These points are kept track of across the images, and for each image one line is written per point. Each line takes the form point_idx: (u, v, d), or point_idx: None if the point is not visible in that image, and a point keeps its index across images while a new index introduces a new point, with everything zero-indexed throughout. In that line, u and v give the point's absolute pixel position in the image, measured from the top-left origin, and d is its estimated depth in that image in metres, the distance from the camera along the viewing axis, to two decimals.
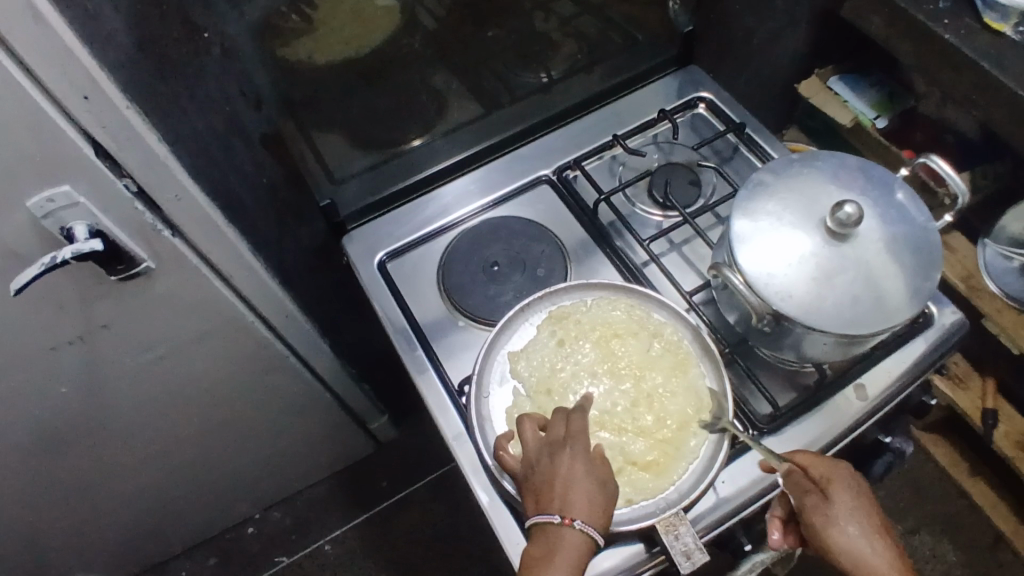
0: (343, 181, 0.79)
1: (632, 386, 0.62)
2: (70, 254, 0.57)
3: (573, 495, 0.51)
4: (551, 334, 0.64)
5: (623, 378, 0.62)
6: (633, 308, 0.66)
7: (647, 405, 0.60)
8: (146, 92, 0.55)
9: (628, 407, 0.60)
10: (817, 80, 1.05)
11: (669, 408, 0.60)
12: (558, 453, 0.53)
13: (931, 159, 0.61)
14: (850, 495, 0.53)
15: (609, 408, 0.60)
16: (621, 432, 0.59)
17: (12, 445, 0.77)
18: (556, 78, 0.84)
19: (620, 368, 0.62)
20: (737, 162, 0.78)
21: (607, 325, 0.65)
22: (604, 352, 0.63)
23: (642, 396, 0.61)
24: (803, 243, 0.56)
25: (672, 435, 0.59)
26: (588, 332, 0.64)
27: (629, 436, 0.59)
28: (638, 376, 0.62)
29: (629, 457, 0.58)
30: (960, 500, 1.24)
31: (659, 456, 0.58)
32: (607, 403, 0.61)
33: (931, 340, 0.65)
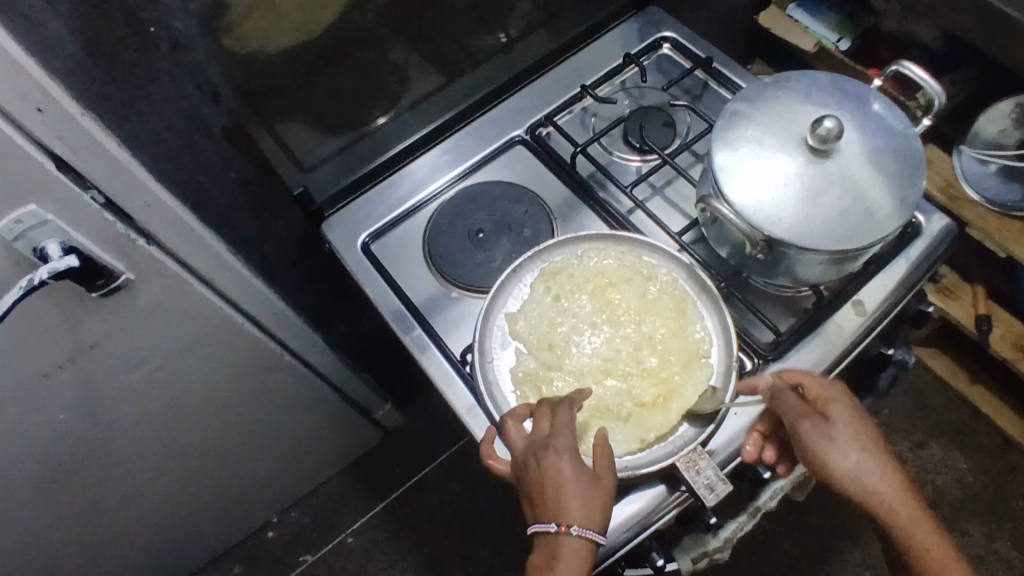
0: (313, 168, 0.77)
1: (633, 331, 0.61)
2: (47, 274, 0.56)
3: (565, 500, 0.50)
4: (547, 291, 0.63)
5: (623, 324, 0.62)
6: (624, 255, 0.65)
7: (650, 349, 0.60)
8: (100, 98, 0.53)
9: (632, 353, 0.60)
10: (776, 10, 1.06)
11: (672, 348, 0.60)
12: (544, 456, 0.52)
13: (903, 66, 0.61)
14: (848, 425, 0.54)
15: (613, 357, 0.60)
16: (629, 378, 0.59)
17: (17, 479, 0.76)
18: (515, 36, 0.82)
19: (619, 315, 0.62)
20: (708, 99, 0.77)
21: (600, 275, 0.64)
22: (601, 301, 0.63)
23: (643, 340, 0.61)
24: (786, 165, 0.56)
25: (678, 375, 0.59)
26: (582, 286, 0.64)
27: (635, 380, 0.59)
28: (637, 321, 0.62)
29: (636, 400, 0.58)
30: (964, 408, 1.26)
31: (666, 396, 0.58)
32: (610, 351, 0.61)
33: (921, 247, 0.66)
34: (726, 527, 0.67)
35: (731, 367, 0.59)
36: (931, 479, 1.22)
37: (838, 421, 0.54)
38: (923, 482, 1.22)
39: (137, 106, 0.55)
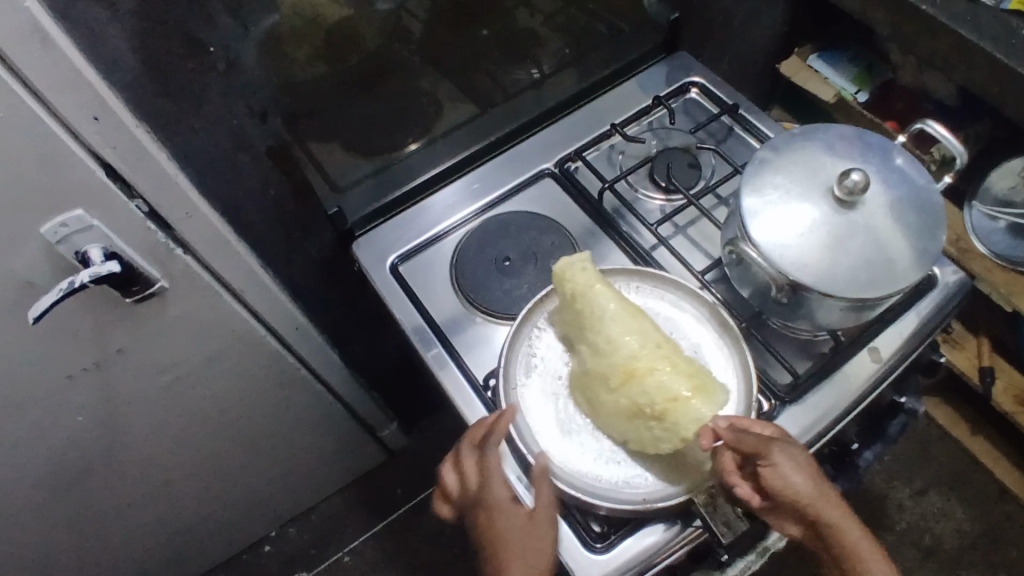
0: (347, 188, 0.78)
1: (646, 333, 0.58)
2: (88, 278, 0.57)
3: (505, 555, 0.56)
4: (563, 288, 0.61)
5: (638, 326, 0.59)
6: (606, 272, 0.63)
7: (666, 352, 0.58)
8: (154, 111, 0.55)
9: (659, 355, 0.57)
10: (798, 59, 1.08)
11: (685, 358, 0.58)
12: (481, 510, 0.58)
13: (927, 124, 0.63)
14: (799, 453, 0.55)
15: (634, 352, 0.57)
16: (658, 372, 0.56)
17: (31, 478, 0.76)
18: (547, 73, 0.85)
19: (635, 317, 0.59)
20: (733, 143, 0.80)
21: (603, 280, 0.61)
22: (617, 300, 0.60)
23: (659, 342, 0.58)
24: (812, 213, 0.57)
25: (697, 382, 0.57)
26: (594, 285, 0.60)
27: (665, 373, 0.56)
28: (645, 324, 0.59)
29: (667, 395, 0.55)
30: (966, 458, 1.27)
31: (698, 388, 0.56)
32: (635, 347, 0.58)
33: (936, 299, 0.67)
34: (736, 564, 0.64)
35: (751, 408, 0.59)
36: (931, 528, 1.23)
37: (795, 448, 0.55)
38: (922, 530, 1.23)
39: (187, 121, 0.57)
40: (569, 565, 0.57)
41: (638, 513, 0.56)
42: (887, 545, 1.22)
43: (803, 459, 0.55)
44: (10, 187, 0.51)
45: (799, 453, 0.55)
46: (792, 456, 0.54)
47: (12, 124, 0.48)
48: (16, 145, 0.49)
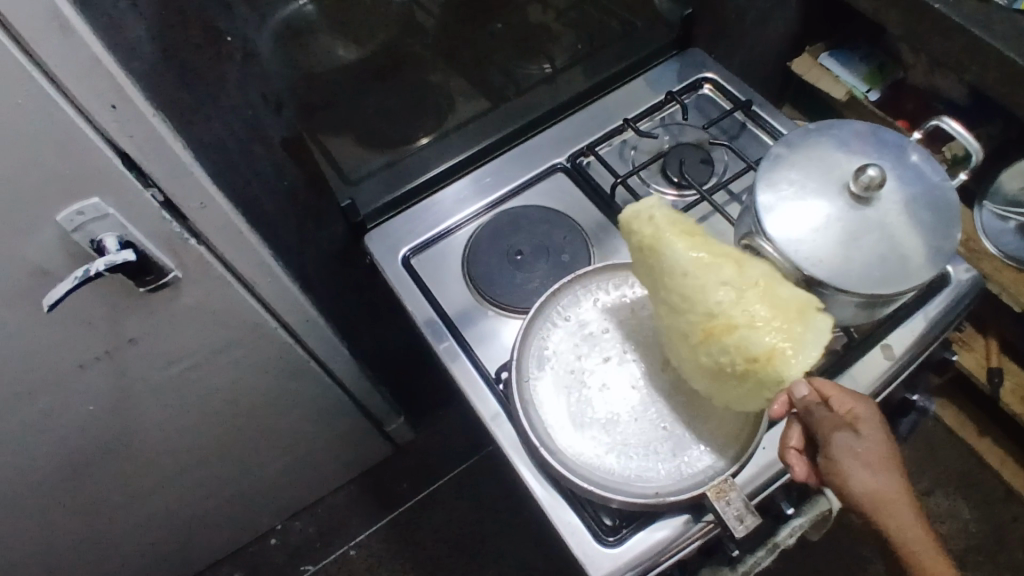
0: (359, 181, 0.78)
1: (732, 277, 0.54)
2: (103, 266, 0.57)
3: None
4: (634, 240, 0.59)
5: (725, 269, 0.55)
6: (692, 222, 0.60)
7: (758, 294, 0.53)
8: (171, 100, 0.55)
9: (742, 304, 0.53)
10: (808, 57, 1.08)
11: (784, 297, 0.53)
12: None
13: (943, 121, 0.62)
14: (869, 442, 0.53)
15: (713, 305, 0.54)
16: (739, 328, 0.53)
17: (41, 466, 0.77)
18: (559, 67, 0.85)
19: (721, 259, 0.55)
20: (746, 139, 0.79)
21: (682, 227, 0.58)
22: (698, 246, 0.56)
23: (749, 284, 0.54)
24: (828, 209, 0.57)
25: (795, 326, 0.52)
26: (667, 234, 0.57)
27: (746, 329, 0.53)
28: (735, 264, 0.55)
29: (746, 354, 0.53)
30: (973, 458, 1.27)
31: (782, 342, 0.52)
32: (717, 300, 0.54)
33: (949, 297, 0.67)
34: (753, 560, 0.63)
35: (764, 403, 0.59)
36: (937, 528, 1.23)
37: (867, 436, 0.53)
38: None
39: (203, 111, 0.57)
40: (580, 559, 0.58)
41: (649, 507, 0.56)
42: None
43: (868, 448, 0.53)
44: (28, 173, 0.51)
45: (869, 437, 0.53)
46: (856, 445, 0.53)
47: (30, 111, 0.48)
48: (35, 131, 0.49)
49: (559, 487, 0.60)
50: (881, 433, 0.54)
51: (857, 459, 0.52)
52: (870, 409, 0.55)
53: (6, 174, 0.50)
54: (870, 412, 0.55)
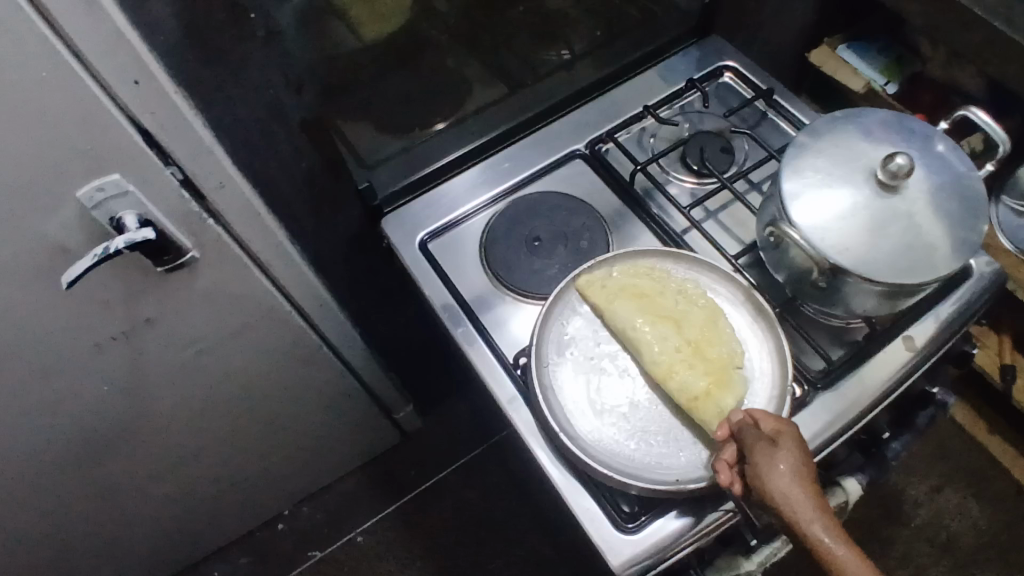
0: (376, 165, 0.78)
1: (672, 334, 0.60)
2: (123, 244, 0.57)
3: None
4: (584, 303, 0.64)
5: (666, 327, 0.60)
6: (649, 270, 0.65)
7: (692, 351, 0.59)
8: (193, 78, 0.54)
9: (678, 355, 0.59)
10: (826, 48, 1.06)
11: (713, 353, 0.59)
12: None
13: (970, 111, 0.62)
14: (791, 453, 0.47)
15: (654, 355, 0.59)
16: (677, 374, 0.58)
17: (54, 446, 0.77)
18: (577, 54, 0.83)
19: (662, 319, 0.61)
20: (766, 128, 0.79)
21: (632, 287, 0.63)
22: (641, 306, 0.61)
23: (686, 343, 0.59)
24: (854, 196, 0.57)
25: (726, 375, 0.58)
26: (615, 294, 0.62)
27: (684, 374, 0.58)
28: (674, 324, 0.61)
29: (689, 394, 0.57)
30: (983, 455, 1.27)
31: (714, 389, 0.57)
32: (658, 350, 0.59)
33: (971, 289, 0.67)
34: (763, 550, 0.64)
35: (786, 391, 0.58)
36: (946, 524, 1.23)
37: (786, 447, 0.47)
38: (936, 526, 1.23)
39: (224, 90, 0.57)
40: (599, 545, 0.57)
41: (670, 494, 0.56)
42: (901, 540, 1.22)
43: (776, 455, 0.47)
44: (49, 150, 0.51)
45: (782, 447, 0.48)
46: (774, 452, 0.47)
47: (53, 86, 0.48)
48: (58, 106, 0.49)
49: (578, 473, 0.60)
50: (804, 449, 0.48)
51: (771, 463, 0.46)
52: (796, 429, 0.50)
53: (28, 150, 0.50)
54: (794, 430, 0.49)
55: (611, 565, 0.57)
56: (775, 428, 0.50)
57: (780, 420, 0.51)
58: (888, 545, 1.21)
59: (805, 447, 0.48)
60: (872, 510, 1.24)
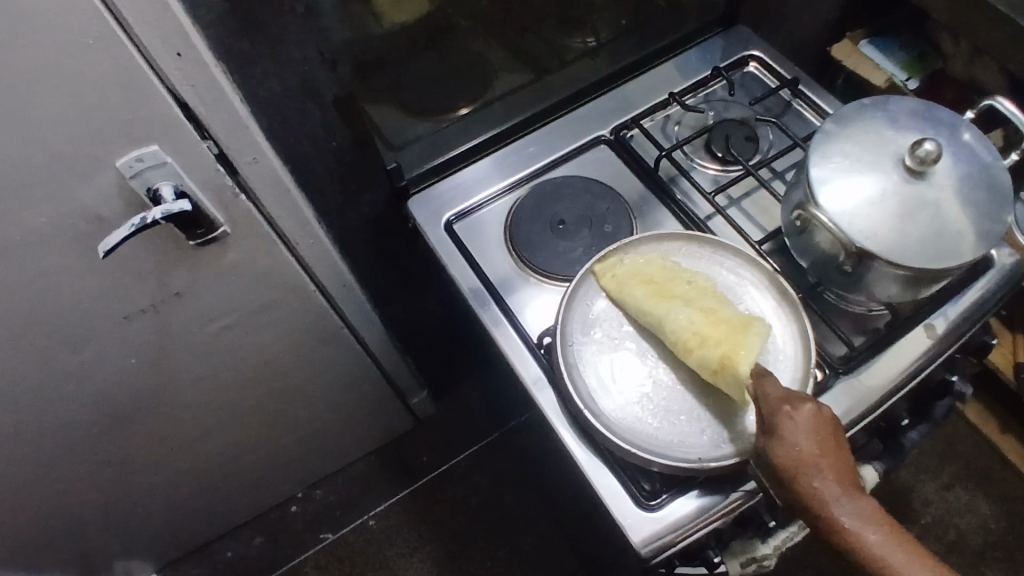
0: (404, 147, 0.78)
1: (686, 307, 0.58)
2: (160, 215, 0.58)
3: None
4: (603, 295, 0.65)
5: (677, 301, 0.59)
6: (662, 261, 0.64)
7: (705, 319, 0.57)
8: (233, 52, 0.55)
9: (691, 328, 0.57)
10: (849, 43, 1.05)
11: (727, 317, 0.57)
12: None
13: (996, 101, 0.63)
14: (799, 438, 0.49)
15: (672, 332, 0.58)
16: (694, 350, 0.56)
17: (80, 416, 0.78)
18: (603, 41, 0.84)
19: (675, 298, 0.60)
20: (791, 117, 0.80)
21: (642, 274, 0.63)
22: (652, 290, 0.61)
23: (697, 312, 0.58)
24: (882, 182, 0.57)
25: (740, 337, 0.55)
26: (628, 283, 0.63)
27: (699, 348, 0.56)
28: (685, 299, 0.59)
29: (707, 369, 0.55)
30: (993, 454, 1.27)
31: (730, 355, 0.54)
32: (675, 326, 0.58)
33: (992, 280, 0.67)
34: (777, 534, 0.66)
35: (809, 373, 0.59)
36: (955, 522, 1.23)
37: (791, 438, 0.49)
38: (946, 525, 1.23)
39: (262, 65, 0.57)
40: (620, 522, 0.58)
41: (692, 471, 0.57)
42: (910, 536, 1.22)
43: (775, 462, 0.49)
44: (93, 117, 0.52)
45: (778, 450, 0.49)
46: (782, 445, 0.49)
47: (98, 54, 0.48)
48: (103, 74, 0.50)
49: (600, 450, 0.61)
50: (797, 438, 0.49)
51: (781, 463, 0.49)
52: (791, 413, 0.50)
53: (73, 117, 0.51)
54: (789, 418, 0.50)
55: (632, 541, 0.58)
56: (770, 422, 0.51)
57: (776, 401, 0.51)
58: None
59: (804, 432, 0.49)
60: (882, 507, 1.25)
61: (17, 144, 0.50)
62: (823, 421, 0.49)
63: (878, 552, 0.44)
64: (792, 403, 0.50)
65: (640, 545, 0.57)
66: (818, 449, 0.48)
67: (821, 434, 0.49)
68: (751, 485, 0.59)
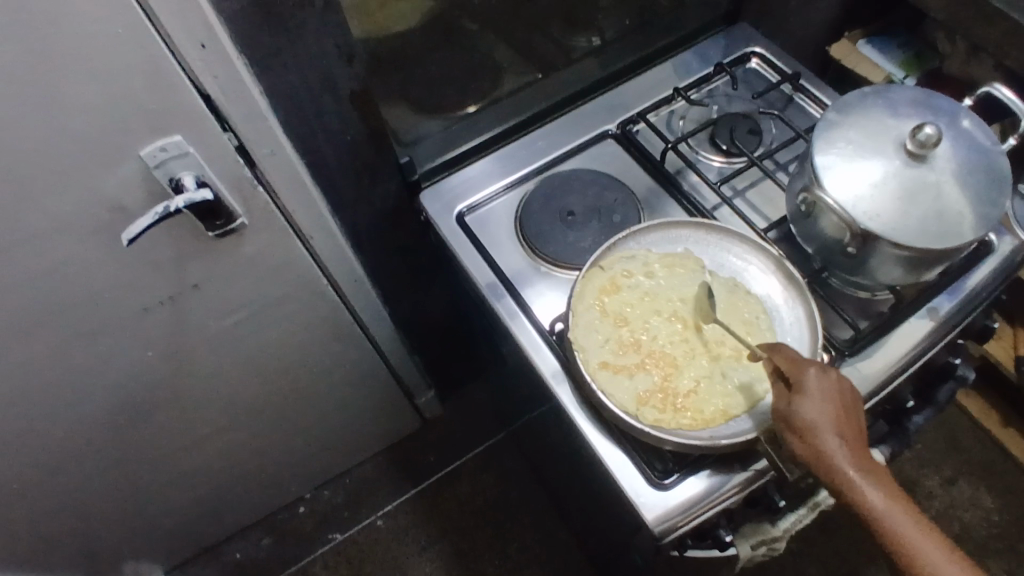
0: (414, 142, 0.80)
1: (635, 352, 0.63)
2: (182, 203, 0.60)
3: None
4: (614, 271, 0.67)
5: (634, 343, 0.64)
6: (677, 264, 0.68)
7: (645, 371, 0.62)
8: (253, 43, 0.57)
9: (634, 361, 0.63)
10: (847, 43, 1.07)
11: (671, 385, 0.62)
12: None
13: (994, 89, 0.66)
14: (813, 403, 0.51)
15: (627, 348, 0.63)
16: (635, 374, 0.62)
17: (95, 408, 0.79)
18: (608, 40, 0.87)
19: (635, 335, 0.64)
20: (793, 110, 0.82)
21: (643, 293, 0.66)
22: (628, 318, 0.65)
23: (642, 359, 0.63)
24: (883, 167, 0.59)
25: (664, 408, 0.60)
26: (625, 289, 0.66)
27: (638, 379, 0.62)
28: (638, 347, 0.64)
29: (638, 392, 0.61)
30: (995, 448, 1.30)
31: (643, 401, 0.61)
32: (625, 349, 0.63)
33: (994, 266, 0.69)
34: (788, 517, 0.67)
35: (816, 354, 0.61)
36: (959, 515, 1.25)
37: (804, 404, 0.51)
38: (950, 517, 1.25)
39: (281, 56, 0.59)
40: (633, 499, 0.59)
41: (703, 449, 0.58)
42: None
43: (799, 419, 0.51)
44: (120, 106, 0.53)
45: (806, 407, 0.51)
46: (795, 411, 0.52)
47: (127, 42, 0.50)
48: (131, 63, 0.51)
49: (612, 430, 0.62)
50: (824, 398, 0.51)
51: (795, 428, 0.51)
52: (818, 375, 0.52)
53: (100, 104, 0.52)
54: (817, 380, 0.52)
55: (645, 520, 0.59)
56: (796, 381, 0.53)
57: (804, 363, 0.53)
58: None
59: (830, 393, 0.52)
60: None
61: (46, 130, 0.52)
62: (833, 386, 0.52)
63: (884, 509, 0.47)
64: (817, 368, 0.53)
65: (653, 524, 0.58)
66: (842, 412, 0.51)
67: (835, 399, 0.51)
68: (762, 465, 0.60)
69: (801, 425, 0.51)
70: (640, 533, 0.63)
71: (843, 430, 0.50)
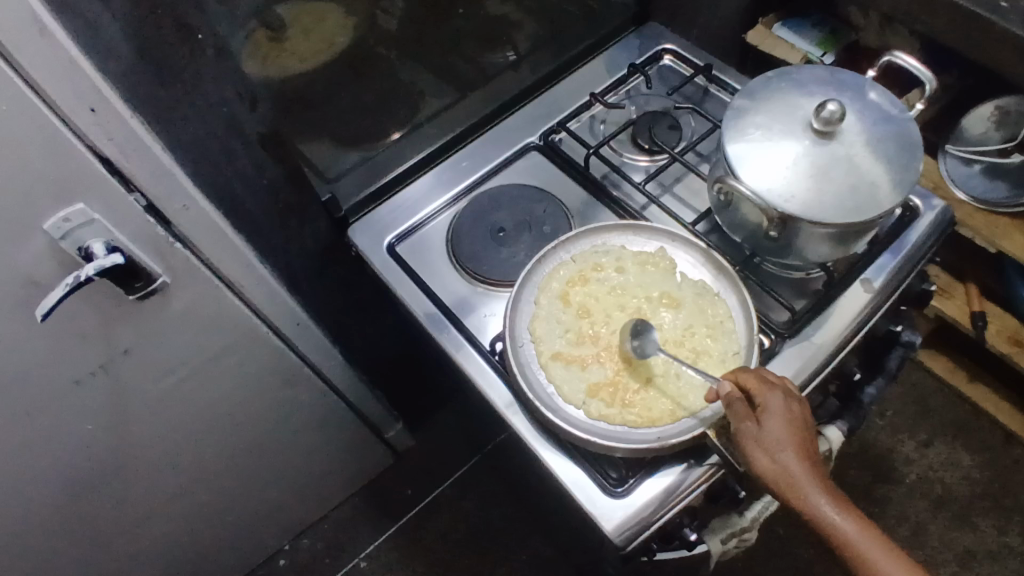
0: (337, 178, 0.79)
1: (593, 344, 0.64)
2: (93, 271, 0.58)
3: None
4: (586, 261, 0.68)
5: (593, 334, 0.64)
6: (648, 257, 0.68)
7: (605, 358, 0.63)
8: (148, 100, 0.56)
9: (594, 350, 0.63)
10: (763, 28, 1.07)
11: (623, 379, 0.61)
12: None
13: (895, 56, 0.66)
14: (777, 424, 0.51)
15: (587, 334, 0.64)
16: (592, 361, 0.63)
17: (41, 492, 0.76)
18: (523, 53, 0.87)
19: (595, 329, 0.64)
20: (709, 102, 0.83)
21: (612, 287, 0.66)
22: (587, 310, 0.65)
23: (601, 351, 0.63)
24: (794, 148, 0.59)
25: (618, 399, 0.60)
26: (584, 285, 0.66)
27: (593, 368, 0.62)
28: (603, 337, 0.64)
29: (589, 382, 0.61)
30: (966, 406, 1.31)
31: (593, 391, 0.61)
32: (584, 338, 0.64)
33: (923, 228, 0.69)
34: (754, 506, 0.68)
35: (754, 341, 0.61)
36: (938, 477, 1.26)
37: (769, 426, 0.52)
38: (932, 480, 1.26)
39: (180, 109, 0.58)
40: (591, 511, 0.58)
41: (652, 451, 0.57)
42: (897, 499, 1.24)
43: (765, 440, 0.51)
44: (14, 181, 0.52)
45: (770, 428, 0.51)
46: (759, 431, 0.51)
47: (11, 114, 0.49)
48: (17, 136, 0.50)
49: (563, 445, 0.61)
50: (787, 419, 0.52)
51: (760, 449, 0.51)
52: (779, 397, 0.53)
53: None
54: (779, 401, 0.53)
55: (606, 530, 0.58)
56: (757, 403, 0.53)
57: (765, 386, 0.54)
58: (884, 505, 1.24)
59: (792, 414, 0.52)
60: (864, 473, 1.27)
61: None
62: (792, 408, 0.53)
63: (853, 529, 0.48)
64: (777, 390, 0.54)
65: (616, 532, 0.57)
66: (803, 434, 0.52)
67: (797, 421, 0.52)
68: (716, 458, 0.60)
69: (767, 445, 0.51)
70: (606, 545, 0.62)
71: (807, 450, 0.51)
